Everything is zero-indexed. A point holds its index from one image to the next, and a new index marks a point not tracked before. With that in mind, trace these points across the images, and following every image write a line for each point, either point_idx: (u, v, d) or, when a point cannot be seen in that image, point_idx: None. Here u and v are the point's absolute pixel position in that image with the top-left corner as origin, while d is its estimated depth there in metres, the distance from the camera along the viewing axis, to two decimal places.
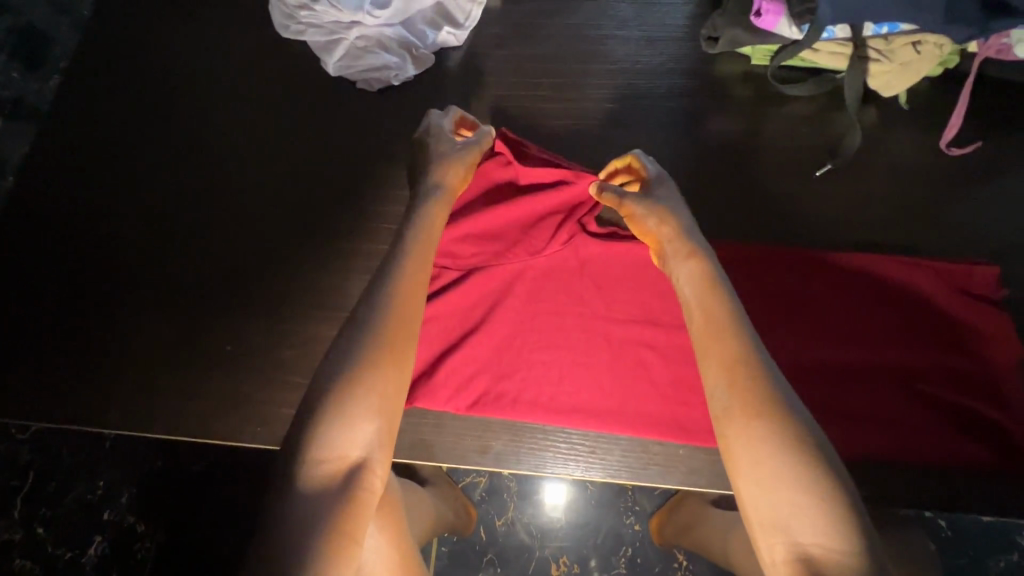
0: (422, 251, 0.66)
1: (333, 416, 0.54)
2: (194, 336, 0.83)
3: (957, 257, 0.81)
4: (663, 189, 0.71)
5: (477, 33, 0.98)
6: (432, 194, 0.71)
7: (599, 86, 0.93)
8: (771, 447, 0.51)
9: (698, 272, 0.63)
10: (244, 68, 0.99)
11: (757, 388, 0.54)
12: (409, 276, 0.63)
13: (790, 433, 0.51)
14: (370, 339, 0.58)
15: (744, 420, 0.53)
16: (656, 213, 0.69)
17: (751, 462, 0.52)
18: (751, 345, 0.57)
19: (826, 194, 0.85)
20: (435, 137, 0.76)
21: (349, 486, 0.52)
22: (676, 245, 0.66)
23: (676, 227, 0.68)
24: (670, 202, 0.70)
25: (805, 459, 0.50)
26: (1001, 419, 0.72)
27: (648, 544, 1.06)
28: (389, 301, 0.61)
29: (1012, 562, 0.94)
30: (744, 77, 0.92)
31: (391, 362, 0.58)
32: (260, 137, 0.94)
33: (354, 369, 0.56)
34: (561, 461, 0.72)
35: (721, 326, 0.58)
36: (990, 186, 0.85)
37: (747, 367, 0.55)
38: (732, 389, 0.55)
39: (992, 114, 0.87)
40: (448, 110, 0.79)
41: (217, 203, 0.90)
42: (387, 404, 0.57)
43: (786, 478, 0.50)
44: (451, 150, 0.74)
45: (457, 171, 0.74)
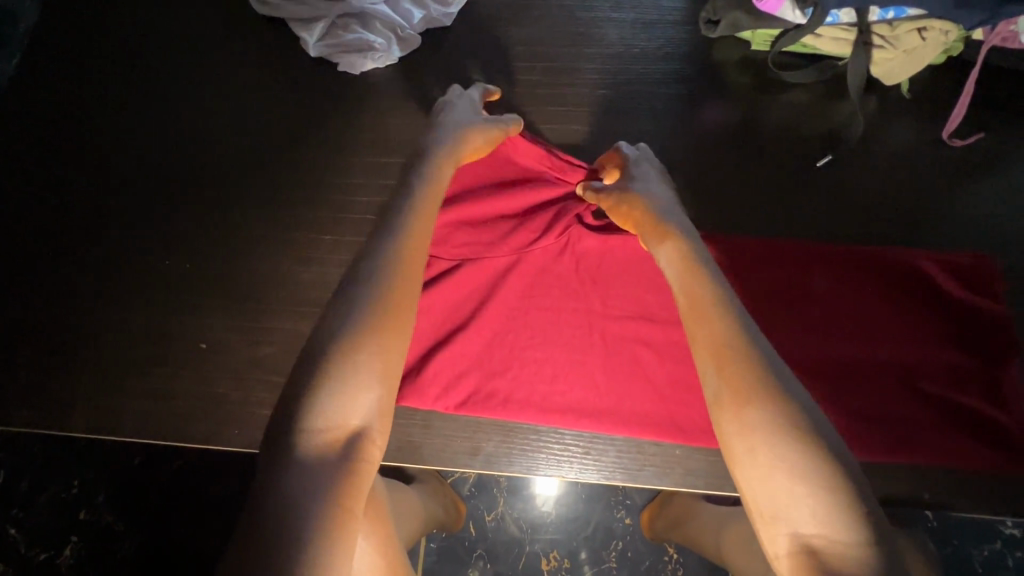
0: (426, 212, 0.63)
1: (332, 380, 0.51)
2: (164, 333, 0.79)
3: (956, 250, 0.80)
4: (638, 173, 0.69)
5: (466, 14, 0.93)
6: (441, 153, 0.69)
7: (593, 72, 0.89)
8: (767, 435, 0.49)
9: (683, 252, 0.61)
10: (217, 48, 0.93)
11: (746, 374, 0.52)
12: (414, 238, 0.61)
13: (782, 419, 0.49)
14: (370, 300, 0.55)
15: (733, 406, 0.51)
16: (627, 200, 0.67)
17: (746, 451, 0.50)
18: (738, 327, 0.55)
19: (824, 185, 0.83)
20: (459, 102, 0.75)
21: (348, 457, 0.49)
22: (651, 227, 0.64)
23: (649, 209, 0.65)
24: (646, 185, 0.68)
25: (801, 447, 0.48)
26: (997, 416, 0.71)
27: (638, 537, 1.05)
28: (393, 263, 0.58)
29: (994, 550, 0.94)
30: (744, 63, 0.89)
31: (400, 325, 0.56)
32: (236, 121, 0.89)
33: (358, 329, 0.53)
34: (555, 462, 0.69)
35: (705, 309, 0.56)
36: (987, 177, 0.83)
37: (736, 351, 0.53)
38: (722, 375, 0.52)
39: (991, 104, 0.85)
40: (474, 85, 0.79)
41: (189, 193, 0.85)
42: (389, 371, 0.54)
43: (785, 467, 0.48)
44: (472, 117, 0.73)
45: (474, 137, 0.71)
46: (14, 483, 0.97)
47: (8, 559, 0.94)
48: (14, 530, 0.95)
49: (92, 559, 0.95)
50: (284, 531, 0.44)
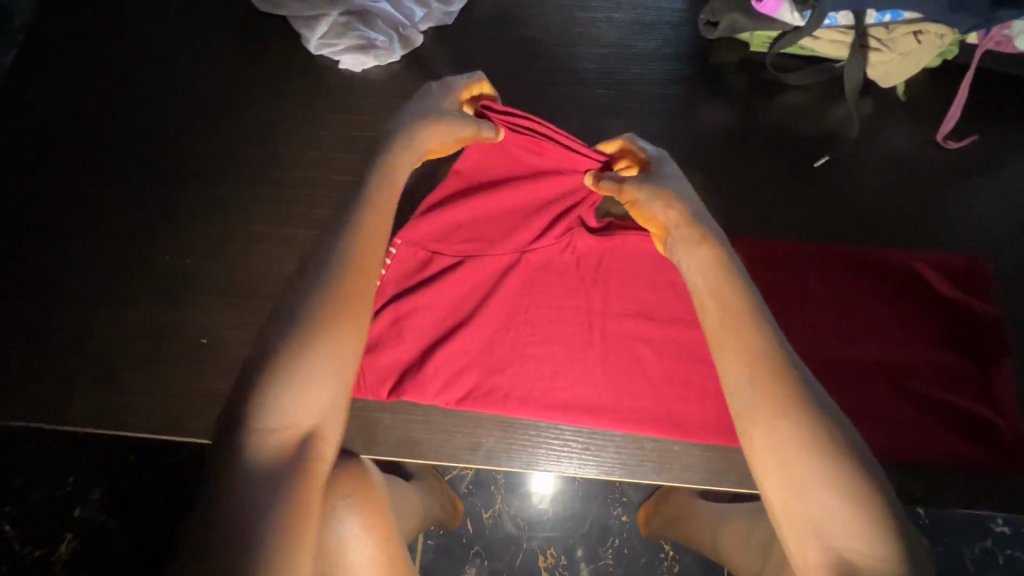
0: (378, 206, 0.63)
1: (282, 381, 0.52)
2: (163, 329, 0.79)
3: (952, 251, 0.81)
4: (665, 172, 0.68)
5: (466, 13, 0.94)
6: (401, 144, 0.68)
7: (594, 71, 0.89)
8: (805, 449, 0.50)
9: (715, 259, 0.61)
10: (216, 45, 0.93)
11: (782, 387, 0.52)
12: (367, 239, 0.61)
13: (819, 433, 0.50)
14: (318, 299, 0.56)
15: (770, 418, 0.52)
16: (662, 197, 0.65)
17: (782, 464, 0.50)
18: (771, 339, 0.55)
19: (821, 185, 0.84)
20: (441, 90, 0.72)
21: (300, 457, 0.51)
22: (685, 231, 0.63)
23: (683, 211, 0.64)
24: (679, 187, 0.66)
25: (836, 462, 0.49)
26: (989, 414, 0.73)
27: (635, 534, 1.06)
28: (344, 261, 0.58)
29: (985, 548, 0.96)
30: (743, 64, 0.90)
31: (355, 321, 0.56)
32: (236, 118, 0.89)
33: (308, 331, 0.54)
34: (554, 458, 0.70)
35: (740, 319, 0.56)
36: (981, 178, 0.84)
37: (772, 364, 0.54)
38: (757, 388, 0.53)
39: (986, 107, 0.87)
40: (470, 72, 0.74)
41: (189, 189, 0.85)
42: (341, 369, 0.55)
43: (820, 482, 0.49)
44: (442, 107, 0.70)
45: (436, 128, 0.68)
46: (7, 480, 0.97)
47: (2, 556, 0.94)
48: (9, 527, 0.95)
49: (85, 556, 0.95)
50: (243, 536, 0.46)
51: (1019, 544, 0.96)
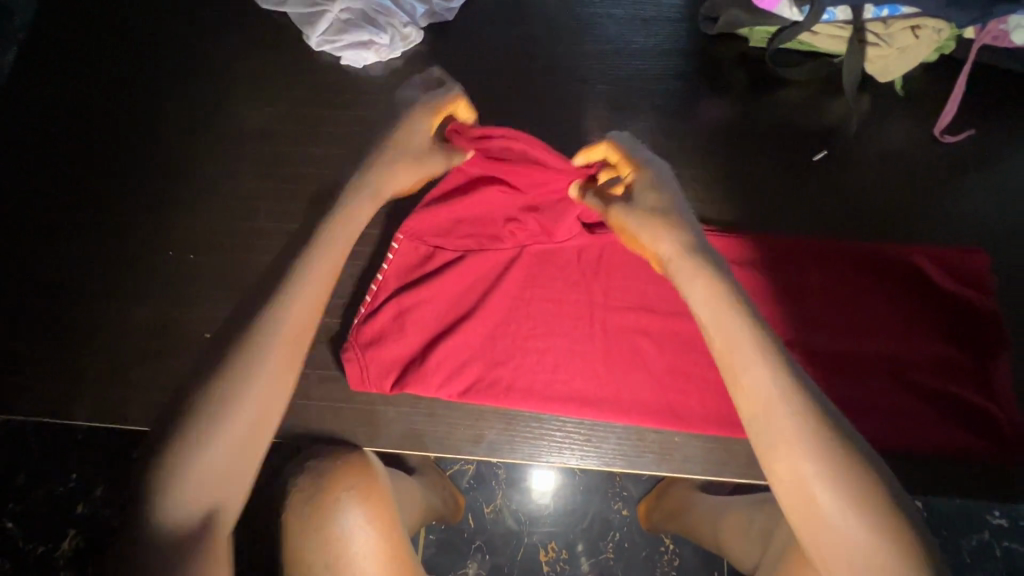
0: (320, 269, 0.60)
1: (188, 463, 0.51)
2: (165, 325, 0.79)
3: (949, 245, 0.82)
4: (653, 188, 0.62)
5: (467, 10, 0.94)
6: (361, 185, 0.64)
7: (594, 67, 0.90)
8: (835, 494, 0.48)
9: (713, 288, 0.56)
10: (217, 43, 0.94)
11: (803, 431, 0.50)
12: (299, 305, 0.58)
13: (848, 474, 0.49)
14: (237, 375, 0.54)
15: (783, 463, 0.50)
16: (650, 227, 0.60)
17: (814, 512, 0.49)
18: (785, 378, 0.52)
19: (819, 180, 0.84)
20: (411, 112, 0.66)
21: (201, 541, 0.51)
22: (679, 264, 0.58)
23: (674, 240, 0.59)
24: (671, 203, 0.61)
25: (874, 507, 0.48)
26: (987, 405, 0.73)
27: (635, 528, 1.07)
28: (269, 333, 0.56)
29: (982, 541, 0.97)
30: (741, 60, 0.90)
31: (282, 388, 0.57)
32: (237, 115, 0.89)
33: (229, 395, 0.54)
34: (556, 450, 0.71)
35: (751, 360, 0.53)
36: (978, 173, 0.85)
37: (791, 408, 0.51)
38: (777, 436, 0.51)
39: (982, 102, 0.87)
40: (446, 93, 0.68)
41: (191, 186, 0.86)
42: (252, 449, 0.55)
43: (859, 528, 0.48)
44: (410, 143, 0.66)
45: (401, 171, 0.66)
46: (10, 477, 0.98)
47: (7, 552, 0.94)
48: (13, 523, 0.96)
49: (88, 552, 0.95)
50: None
51: (1016, 537, 0.97)
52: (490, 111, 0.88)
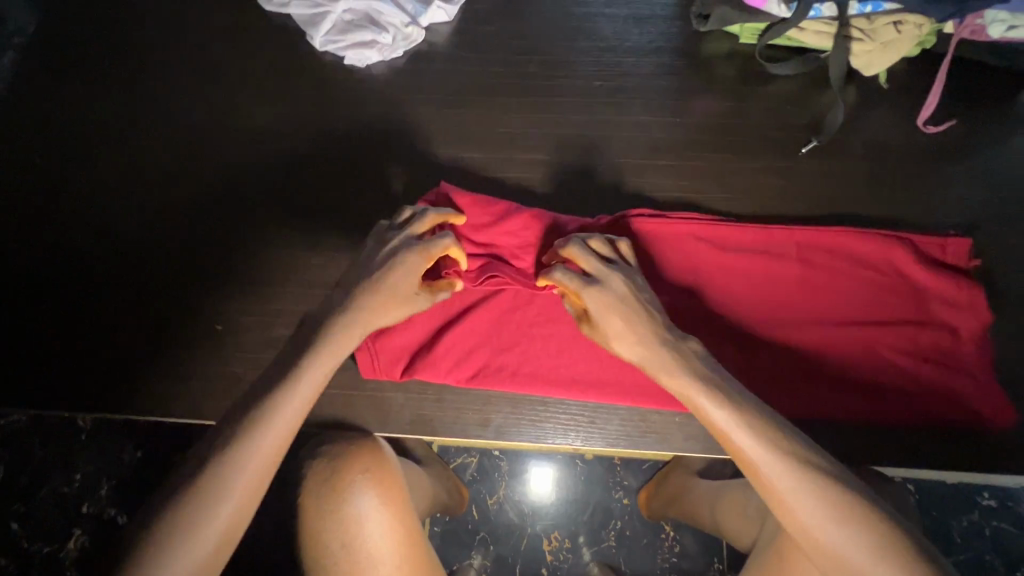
0: (299, 379, 0.62)
1: (157, 562, 0.55)
2: (176, 321, 0.81)
3: (933, 230, 0.85)
4: (613, 308, 0.65)
5: (467, 9, 0.97)
6: (343, 328, 0.66)
7: (591, 64, 0.93)
8: (832, 524, 0.55)
9: (683, 380, 0.63)
10: (223, 46, 0.96)
11: (789, 480, 0.56)
12: (281, 408, 0.61)
13: (834, 504, 0.55)
14: (210, 477, 0.58)
15: (784, 513, 0.57)
16: (627, 349, 0.66)
17: (819, 545, 0.55)
18: (758, 442, 0.58)
19: (809, 171, 0.87)
20: (400, 259, 0.67)
21: None
22: (661, 376, 0.65)
23: (650, 360, 0.65)
24: (626, 314, 0.65)
25: (865, 530, 0.54)
26: (973, 382, 0.76)
27: (636, 516, 1.09)
28: (245, 439, 0.59)
29: (971, 521, 1.00)
30: (732, 56, 0.94)
31: (263, 484, 0.60)
32: (244, 116, 0.92)
33: (211, 496, 0.57)
34: (561, 431, 0.73)
35: (728, 439, 0.60)
36: (961, 162, 0.88)
37: (772, 465, 0.57)
38: (768, 492, 0.58)
39: (963, 94, 0.91)
40: (438, 240, 0.68)
41: (200, 184, 0.88)
42: (219, 550, 0.58)
43: (860, 553, 0.53)
44: (392, 290, 0.67)
45: (380, 314, 0.67)
46: (14, 478, 0.98)
47: (12, 553, 0.95)
48: (16, 524, 0.97)
49: (95, 551, 0.96)
50: None
51: (1004, 516, 1.00)
52: (491, 107, 0.91)
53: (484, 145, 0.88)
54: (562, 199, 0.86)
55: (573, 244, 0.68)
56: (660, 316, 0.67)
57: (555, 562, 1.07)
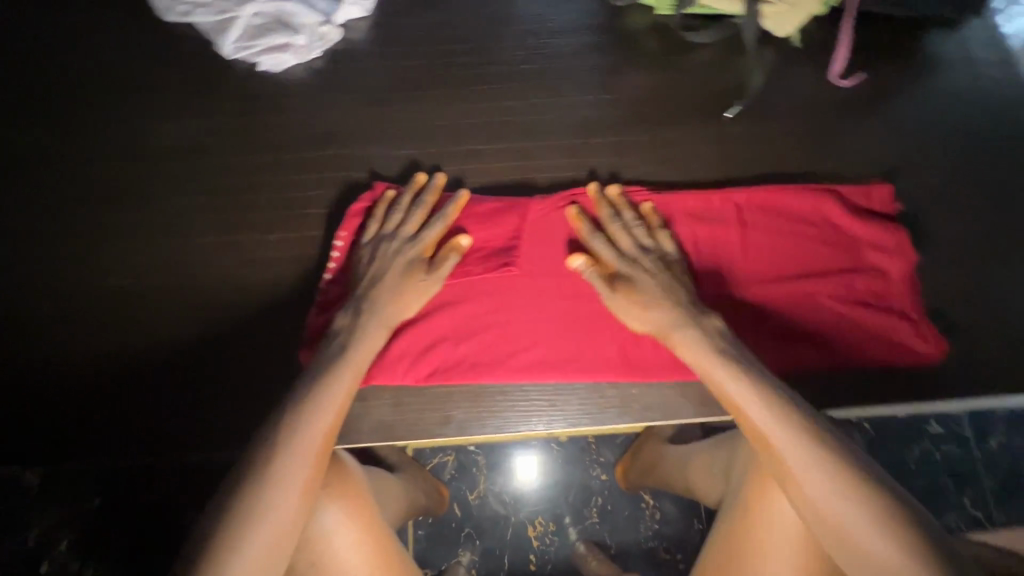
0: (322, 410, 0.63)
1: None
2: (125, 353, 0.79)
3: (858, 181, 0.89)
4: (638, 274, 0.70)
5: (382, 3, 0.95)
6: (364, 330, 0.69)
7: (515, 48, 0.92)
8: (837, 499, 0.51)
9: (698, 348, 0.64)
10: (134, 66, 0.92)
11: (798, 451, 0.54)
12: (307, 440, 0.60)
13: (843, 481, 0.51)
14: (238, 524, 0.55)
15: (790, 486, 0.54)
16: (639, 309, 0.69)
17: (825, 523, 0.52)
18: (770, 413, 0.57)
19: (736, 134, 0.90)
20: (406, 251, 0.72)
21: None
22: (678, 342, 0.66)
23: (666, 322, 0.67)
24: (646, 283, 0.69)
25: (872, 509, 0.50)
26: (910, 320, 0.80)
27: (616, 491, 1.10)
28: (270, 478, 0.57)
29: (919, 449, 0.98)
30: (652, 28, 0.95)
31: (297, 523, 0.58)
32: (164, 135, 0.88)
33: (239, 542, 0.54)
34: (523, 418, 0.73)
35: (739, 409, 0.59)
36: (876, 112, 0.92)
37: (780, 434, 0.55)
38: (775, 462, 0.56)
39: (869, 47, 0.95)
40: (435, 225, 0.74)
41: (128, 215, 0.85)
42: None
43: (864, 532, 0.50)
44: (401, 277, 0.71)
45: (397, 300, 0.71)
46: None
47: None
48: None
49: None
50: None
51: (950, 440, 0.98)
52: (419, 100, 0.89)
53: (417, 138, 0.86)
54: (502, 186, 0.84)
55: (612, 221, 0.75)
56: (687, 297, 0.69)
57: (543, 547, 1.08)
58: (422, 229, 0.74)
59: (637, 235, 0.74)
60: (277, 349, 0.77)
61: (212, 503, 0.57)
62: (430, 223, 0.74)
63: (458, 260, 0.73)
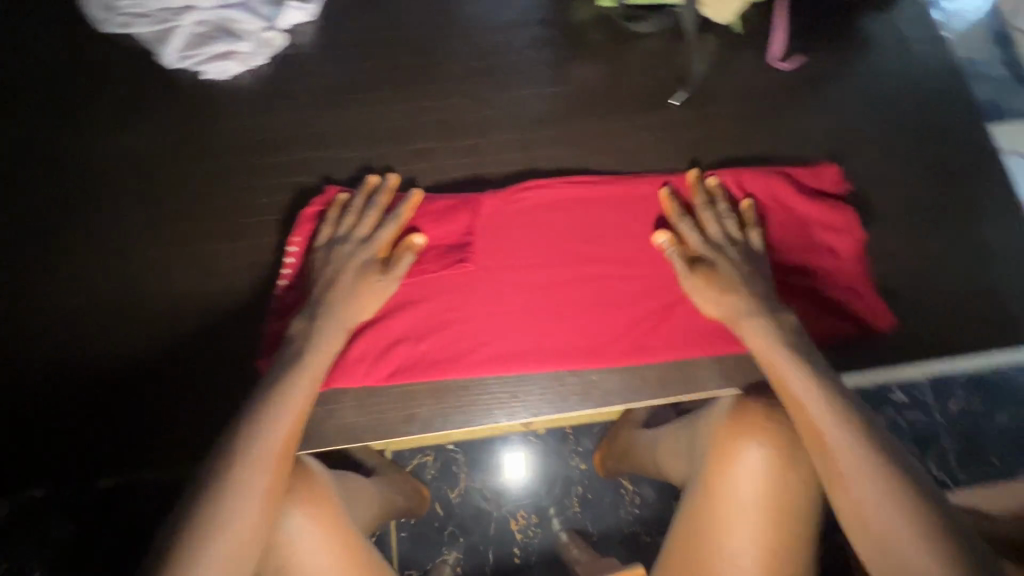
0: (280, 416, 0.63)
1: None
2: (78, 370, 0.77)
3: (805, 161, 0.91)
4: (724, 262, 0.73)
5: (328, 6, 0.94)
6: (321, 334, 0.69)
7: (463, 45, 0.93)
8: (881, 503, 0.55)
9: (768, 343, 0.68)
10: (75, 80, 0.90)
11: (856, 455, 0.58)
12: (265, 447, 0.60)
13: (892, 488, 0.56)
14: (196, 535, 0.55)
15: (837, 486, 0.58)
16: (713, 294, 0.72)
17: (865, 521, 0.56)
18: (835, 416, 0.60)
19: (684, 120, 0.91)
20: (359, 254, 0.73)
21: None
22: (749, 332, 0.69)
23: (738, 309, 0.70)
24: (725, 272, 0.72)
25: (912, 516, 0.54)
26: (857, 293, 0.83)
27: (595, 478, 1.12)
28: (229, 487, 0.57)
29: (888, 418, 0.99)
30: (597, 20, 0.96)
31: (258, 530, 0.57)
32: (109, 149, 0.87)
33: (199, 553, 0.54)
34: (486, 411, 0.74)
35: (801, 408, 0.62)
36: (817, 93, 0.95)
37: (837, 437, 0.59)
38: (827, 462, 0.59)
39: (807, 31, 0.98)
40: (388, 227, 0.74)
41: (78, 232, 0.83)
42: None
43: (903, 535, 0.54)
44: (355, 279, 0.71)
45: (353, 302, 0.71)
46: None
47: None
48: None
49: None
50: None
51: (912, 408, 1.00)
52: (370, 101, 0.89)
53: (369, 140, 0.86)
54: (456, 183, 0.85)
55: (706, 210, 0.78)
56: (764, 290, 0.72)
57: (526, 539, 1.08)
58: (374, 231, 0.75)
59: (728, 226, 0.76)
60: (238, 359, 0.77)
61: (171, 516, 0.57)
62: (383, 225, 0.75)
63: (412, 259, 0.73)
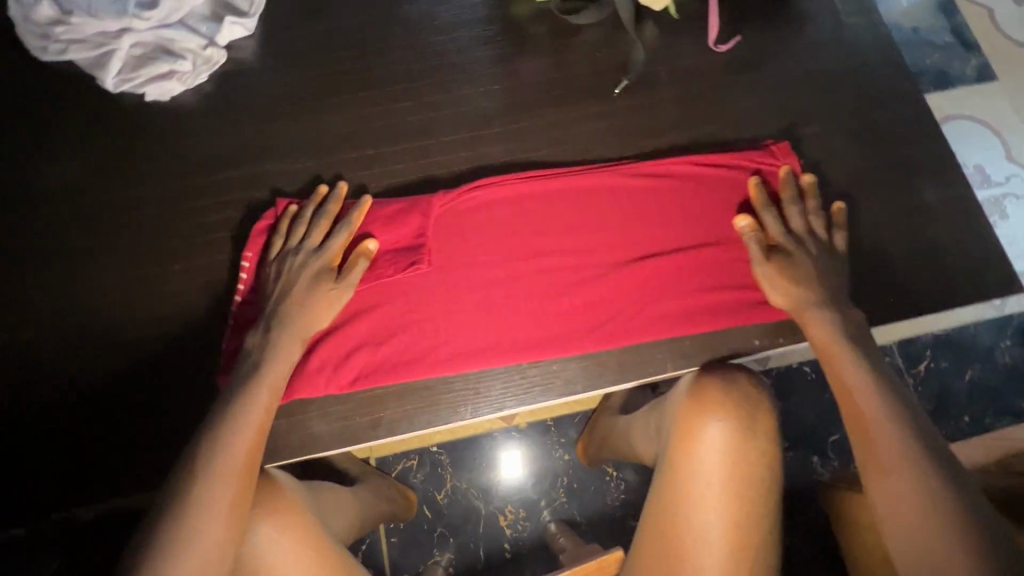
0: (241, 430, 0.63)
1: None
2: (36, 401, 0.76)
3: (751, 139, 0.93)
4: (802, 257, 0.75)
5: (266, 19, 0.94)
6: (279, 347, 0.69)
7: (405, 49, 0.93)
8: (910, 490, 0.58)
9: (831, 335, 0.70)
10: (14, 110, 0.89)
11: (894, 444, 0.61)
12: (226, 462, 0.60)
13: (925, 479, 0.58)
14: (160, 553, 0.55)
15: (872, 471, 0.61)
16: (789, 282, 0.74)
17: (891, 505, 0.59)
18: (883, 409, 0.63)
19: (629, 108, 0.93)
20: (312, 264, 0.73)
21: None
22: (814, 322, 0.72)
23: (812, 301, 0.73)
24: (803, 266, 0.74)
25: (939, 506, 0.56)
26: None
27: (579, 467, 1.13)
28: (191, 505, 0.57)
29: None
30: (537, 14, 0.97)
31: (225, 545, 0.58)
32: (54, 177, 0.86)
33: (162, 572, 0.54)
34: (450, 409, 0.74)
35: (851, 398, 0.66)
36: (758, 72, 0.97)
37: (879, 426, 0.62)
38: (866, 449, 0.62)
39: (744, 12, 1.00)
40: (338, 235, 0.75)
41: (28, 263, 0.82)
42: None
43: (926, 522, 0.56)
44: (308, 290, 0.72)
45: (308, 313, 0.71)
46: None
47: None
48: None
49: None
50: None
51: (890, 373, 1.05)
52: (316, 112, 0.89)
53: (318, 150, 0.86)
54: (407, 186, 0.86)
55: (794, 204, 0.79)
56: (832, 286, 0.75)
57: (516, 533, 1.09)
58: (326, 240, 0.75)
59: (814, 223, 0.79)
60: (199, 378, 0.77)
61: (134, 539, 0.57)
62: (334, 234, 0.75)
63: (366, 265, 0.74)
